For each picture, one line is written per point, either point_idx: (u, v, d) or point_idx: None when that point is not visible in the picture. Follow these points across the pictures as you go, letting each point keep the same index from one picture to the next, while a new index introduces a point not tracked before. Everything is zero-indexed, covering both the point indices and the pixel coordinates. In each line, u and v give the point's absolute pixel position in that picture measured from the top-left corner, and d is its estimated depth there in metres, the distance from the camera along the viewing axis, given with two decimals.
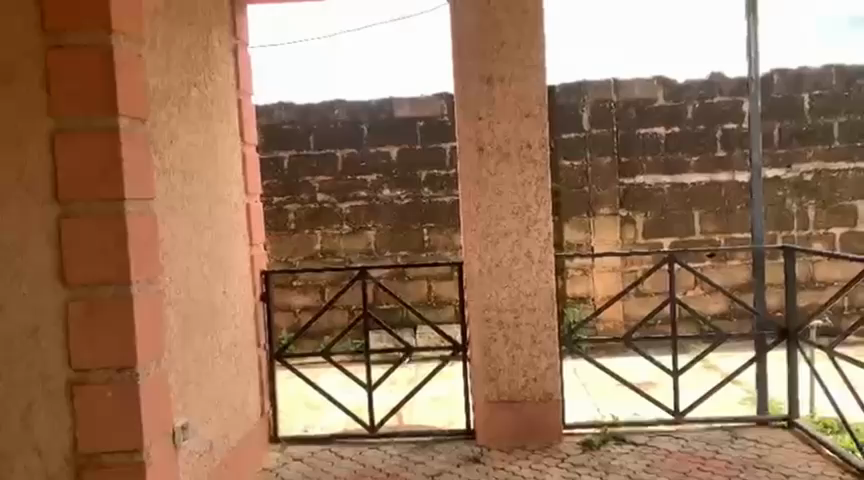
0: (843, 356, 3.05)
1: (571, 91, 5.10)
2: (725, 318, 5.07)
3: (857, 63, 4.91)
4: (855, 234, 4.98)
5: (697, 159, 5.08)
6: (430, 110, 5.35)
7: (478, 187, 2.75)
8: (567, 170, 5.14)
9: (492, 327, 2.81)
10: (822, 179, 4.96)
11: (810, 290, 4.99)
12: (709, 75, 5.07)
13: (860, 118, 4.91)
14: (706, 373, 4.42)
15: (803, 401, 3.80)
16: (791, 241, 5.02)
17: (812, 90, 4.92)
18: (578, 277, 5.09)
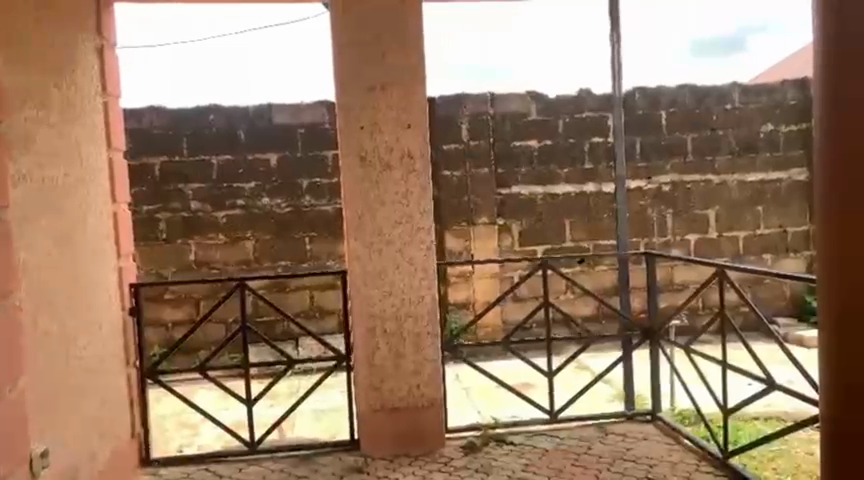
0: (697, 352, 3.32)
1: (449, 102, 5.23)
2: (595, 321, 5.36)
3: (707, 83, 5.36)
4: (707, 240, 5.43)
5: (567, 171, 5.37)
6: (310, 117, 5.27)
7: (361, 196, 2.75)
8: (447, 180, 5.25)
9: (376, 336, 2.81)
10: (678, 189, 5.38)
11: (669, 293, 5.40)
12: (578, 91, 5.33)
13: (709, 134, 5.37)
14: (579, 373, 4.65)
15: (665, 396, 4.09)
16: (651, 247, 5.41)
17: (668, 108, 5.32)
18: (459, 284, 5.21)
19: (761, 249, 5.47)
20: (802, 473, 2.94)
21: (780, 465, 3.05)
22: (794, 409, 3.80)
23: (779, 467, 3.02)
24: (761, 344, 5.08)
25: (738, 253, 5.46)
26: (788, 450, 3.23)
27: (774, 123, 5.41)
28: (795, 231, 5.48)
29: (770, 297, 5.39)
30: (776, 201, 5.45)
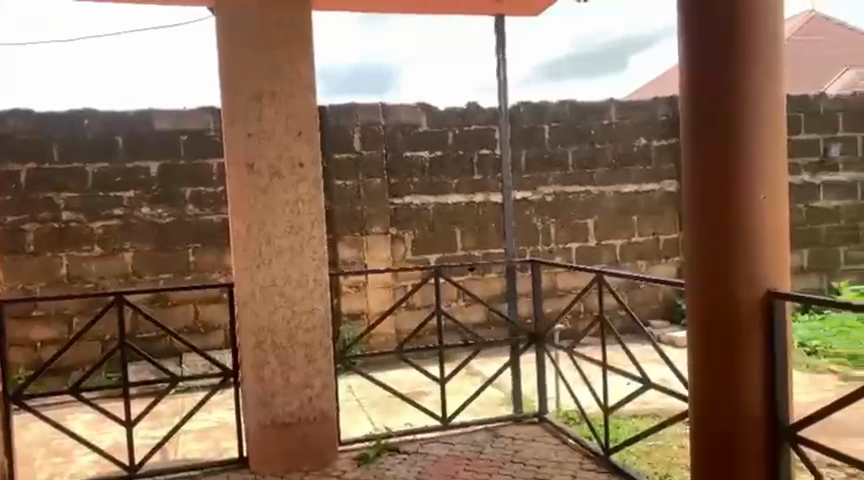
0: (580, 354, 3.48)
1: (340, 112, 5.21)
2: (485, 327, 5.50)
3: (586, 99, 5.65)
4: (588, 247, 5.72)
5: (457, 182, 5.47)
6: (194, 123, 5.08)
7: (250, 207, 2.68)
8: (339, 190, 5.22)
9: (265, 350, 2.75)
10: (561, 200, 5.64)
11: (553, 298, 5.63)
12: (466, 104, 5.47)
13: (589, 147, 5.66)
14: (470, 379, 4.75)
15: (551, 397, 4.26)
16: (537, 255, 5.62)
17: (551, 122, 5.57)
18: (351, 294, 5.18)
19: (636, 256, 5.82)
20: (675, 466, 3.16)
21: (655, 458, 3.26)
22: (667, 405, 4.06)
23: (656, 461, 3.22)
24: (637, 346, 5.40)
25: (616, 260, 5.78)
26: (663, 444, 3.45)
27: (646, 138, 5.78)
28: (666, 239, 5.87)
29: (645, 301, 5.75)
30: (649, 211, 5.82)
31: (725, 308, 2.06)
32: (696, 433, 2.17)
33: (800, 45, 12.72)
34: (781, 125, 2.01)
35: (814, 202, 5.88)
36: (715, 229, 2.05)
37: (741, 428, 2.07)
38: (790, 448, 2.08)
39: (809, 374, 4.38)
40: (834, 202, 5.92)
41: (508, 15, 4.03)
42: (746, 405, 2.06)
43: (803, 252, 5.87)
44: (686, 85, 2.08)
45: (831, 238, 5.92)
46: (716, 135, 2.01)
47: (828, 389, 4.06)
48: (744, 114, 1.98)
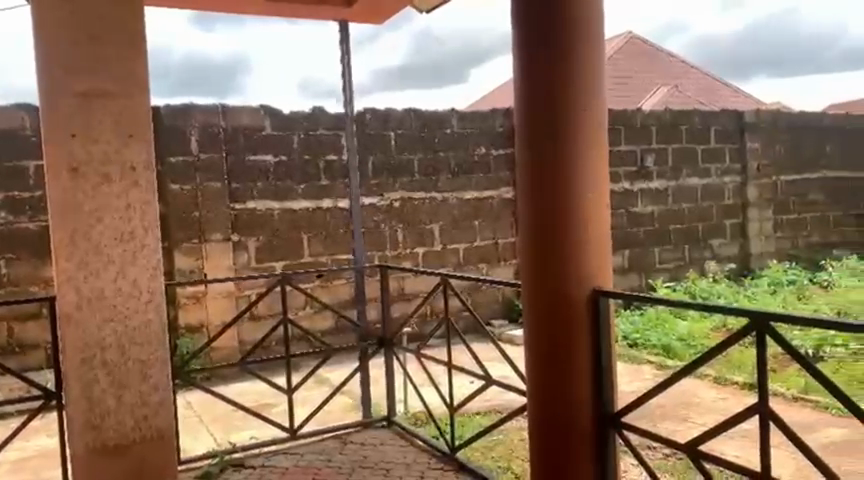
0: (426, 356, 3.55)
1: (176, 113, 4.95)
2: (333, 334, 5.46)
3: (429, 108, 5.80)
4: (434, 252, 5.87)
5: (303, 187, 5.39)
6: (6, 122, 4.59)
7: (72, 210, 2.31)
8: (176, 194, 4.96)
9: (93, 368, 2.39)
10: (407, 205, 5.74)
11: (401, 302, 5.71)
12: (311, 109, 5.41)
13: (433, 155, 5.81)
14: (317, 387, 4.70)
15: (398, 400, 4.31)
16: (385, 260, 5.68)
17: (396, 129, 5.65)
18: (191, 305, 4.93)
19: (478, 259, 6.06)
20: (515, 459, 3.32)
21: (498, 453, 3.40)
22: (507, 401, 4.27)
23: (498, 456, 3.37)
24: (480, 345, 5.62)
25: (460, 263, 5.98)
26: (505, 438, 3.62)
27: (486, 147, 6.03)
28: (506, 242, 6.17)
29: (487, 302, 6.00)
30: (489, 216, 6.08)
31: (557, 304, 2.22)
32: (534, 423, 2.32)
33: (619, 62, 13.95)
34: (602, 134, 2.18)
35: (632, 208, 6.45)
36: (547, 231, 2.20)
37: (570, 414, 2.23)
38: (614, 435, 2.25)
39: (630, 364, 4.81)
40: (650, 208, 6.53)
41: (350, 23, 4.02)
42: (577, 395, 2.23)
43: (624, 253, 6.42)
44: (520, 97, 2.22)
45: (647, 240, 6.53)
46: (545, 144, 2.16)
47: (647, 378, 4.47)
48: (569, 124, 2.13)
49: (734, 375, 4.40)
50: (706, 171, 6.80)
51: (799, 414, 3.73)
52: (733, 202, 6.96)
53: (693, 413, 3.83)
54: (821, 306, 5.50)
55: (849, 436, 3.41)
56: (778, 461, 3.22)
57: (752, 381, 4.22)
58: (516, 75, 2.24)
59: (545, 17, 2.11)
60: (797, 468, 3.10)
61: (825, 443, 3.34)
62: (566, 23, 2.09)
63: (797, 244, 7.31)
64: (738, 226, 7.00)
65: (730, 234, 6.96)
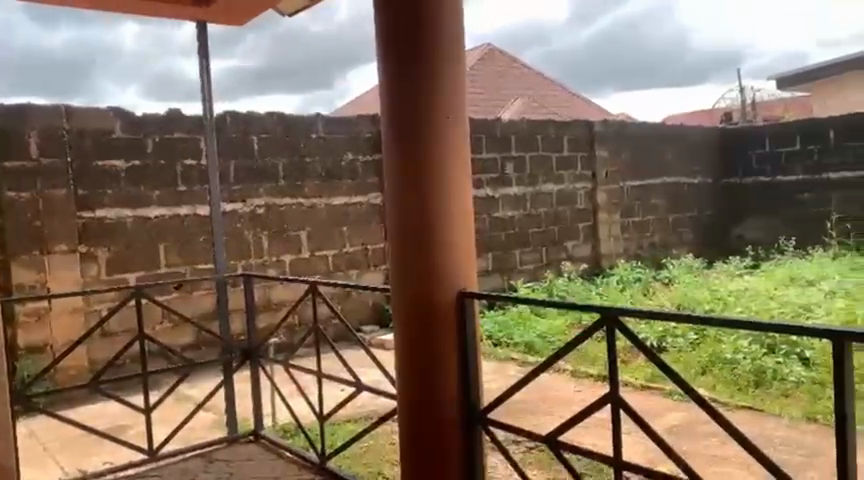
0: (294, 365, 3.48)
1: (12, 115, 4.52)
2: (194, 348, 5.22)
3: (293, 112, 5.69)
4: (301, 259, 5.76)
5: (159, 193, 5.10)
6: None
7: None
8: (13, 203, 4.53)
9: None
10: (271, 212, 5.60)
11: (267, 312, 5.56)
12: (166, 111, 5.14)
13: (298, 160, 5.71)
14: (179, 405, 4.47)
15: (265, 412, 4.18)
16: (249, 268, 5.51)
17: (260, 134, 5.50)
18: (32, 324, 4.52)
19: (347, 265, 6.03)
20: (386, 463, 3.34)
21: (370, 459, 3.40)
22: (378, 406, 4.27)
23: (369, 461, 3.36)
24: (350, 352, 5.60)
25: (328, 270, 5.92)
26: (375, 444, 3.62)
27: (353, 153, 6.02)
28: (374, 248, 6.19)
29: (356, 308, 5.98)
30: (357, 222, 6.07)
31: (426, 306, 2.26)
32: (405, 424, 2.35)
33: (479, 73, 14.47)
34: (466, 141, 2.25)
35: (494, 213, 6.69)
36: (415, 235, 2.24)
37: (438, 412, 2.29)
38: (481, 432, 2.32)
39: (496, 363, 4.99)
40: (511, 212, 6.81)
41: (209, 23, 3.85)
42: (444, 396, 2.28)
43: (488, 255, 6.65)
44: (386, 104, 2.26)
45: (508, 243, 6.80)
46: (412, 150, 2.20)
47: (510, 375, 4.66)
48: (435, 130, 2.18)
49: (589, 368, 4.69)
50: (560, 177, 7.20)
51: (647, 402, 4.04)
52: (585, 206, 7.43)
53: (554, 406, 4.04)
54: (663, 301, 6.00)
55: (689, 418, 3.73)
56: (629, 446, 3.47)
57: (605, 373, 4.51)
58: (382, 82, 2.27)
59: (410, 27, 2.15)
60: (644, 452, 3.35)
61: (669, 427, 3.64)
62: (429, 33, 2.14)
63: (642, 245, 7.92)
64: (590, 228, 7.48)
65: (583, 236, 7.42)
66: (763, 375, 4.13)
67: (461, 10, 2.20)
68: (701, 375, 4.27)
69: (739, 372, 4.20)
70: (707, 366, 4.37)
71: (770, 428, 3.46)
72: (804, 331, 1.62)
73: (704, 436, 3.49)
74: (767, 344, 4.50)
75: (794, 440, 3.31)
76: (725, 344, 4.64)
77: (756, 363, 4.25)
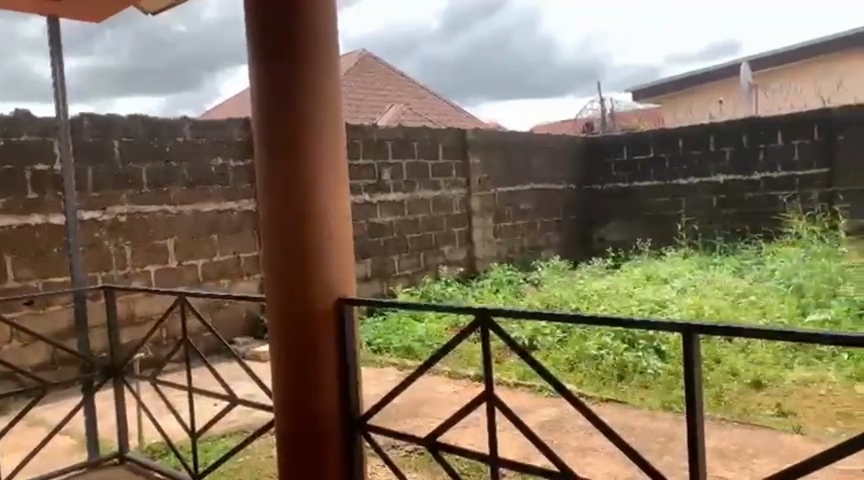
0: (162, 382, 3.29)
1: None
2: (49, 368, 4.82)
3: (157, 115, 5.43)
4: (168, 269, 5.49)
5: (5, 201, 4.67)
6: None
7: None
8: None
9: None
10: (135, 220, 5.28)
11: (132, 327, 5.24)
12: (13, 112, 4.73)
13: (164, 165, 5.44)
14: (30, 431, 4.10)
15: (131, 433, 3.94)
16: (110, 280, 5.17)
17: (121, 137, 5.19)
18: None
19: (218, 274, 5.81)
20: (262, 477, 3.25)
21: (246, 474, 3.30)
22: (254, 419, 4.15)
23: (245, 477, 3.26)
24: (223, 365, 5.40)
25: (198, 280, 5.68)
26: (251, 458, 3.51)
27: (223, 158, 5.81)
28: (247, 256, 6.01)
29: (229, 319, 5.77)
30: (228, 229, 5.86)
31: (302, 309, 2.23)
32: (282, 429, 2.31)
33: (353, 79, 14.47)
34: (343, 142, 2.25)
35: (372, 219, 6.70)
36: (289, 236, 2.20)
37: (318, 418, 2.26)
38: (361, 438, 2.31)
39: (375, 369, 5.00)
40: (388, 218, 6.84)
41: (60, 18, 3.59)
42: (324, 402, 2.26)
43: (366, 261, 6.63)
44: (261, 108, 2.21)
45: (386, 249, 6.82)
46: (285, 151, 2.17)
47: (390, 380, 4.67)
48: (309, 131, 2.16)
49: (466, 369, 4.81)
50: (436, 183, 7.33)
51: (520, 399, 4.19)
52: (459, 212, 7.61)
53: (432, 409, 4.09)
54: (533, 302, 6.25)
55: (560, 413, 3.92)
56: (504, 443, 3.59)
57: (481, 373, 4.64)
58: (253, 82, 2.22)
59: (282, 29, 2.13)
60: (518, 448, 3.48)
61: (540, 422, 3.80)
62: (303, 39, 2.13)
63: (514, 248, 8.25)
64: (465, 233, 7.68)
65: (458, 240, 7.60)
66: (625, 368, 4.42)
67: (336, 18, 2.20)
68: (570, 371, 4.50)
69: (604, 367, 4.47)
70: (575, 362, 4.61)
71: (631, 418, 3.71)
72: (658, 325, 1.77)
73: (573, 429, 3.68)
74: (627, 339, 4.80)
75: (652, 428, 3.57)
76: (591, 340, 4.90)
77: (618, 357, 4.53)
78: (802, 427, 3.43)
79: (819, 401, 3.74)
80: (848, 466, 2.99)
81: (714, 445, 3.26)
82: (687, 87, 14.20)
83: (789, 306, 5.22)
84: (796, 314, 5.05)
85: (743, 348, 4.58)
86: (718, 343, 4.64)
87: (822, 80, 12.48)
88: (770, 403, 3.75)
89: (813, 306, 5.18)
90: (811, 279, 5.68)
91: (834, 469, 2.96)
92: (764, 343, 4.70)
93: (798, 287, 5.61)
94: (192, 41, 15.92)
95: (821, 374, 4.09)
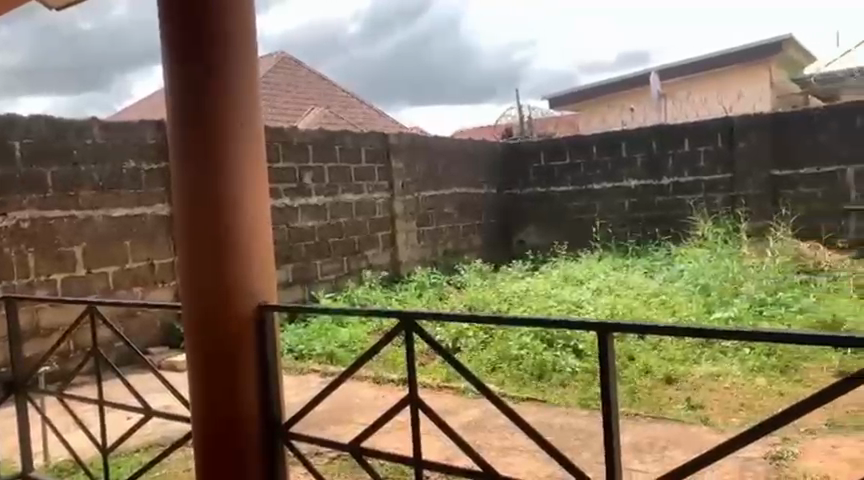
0: (69, 395, 3.12)
1: None
2: None
3: (62, 116, 5.18)
4: (76, 277, 5.22)
5: None
6: None
7: None
8: None
9: None
10: (39, 226, 5.00)
11: (36, 339, 4.95)
12: None
13: (70, 168, 5.18)
14: None
15: (36, 451, 3.73)
16: (11, 290, 4.86)
17: (23, 138, 4.92)
18: None
19: (130, 282, 5.58)
20: None
21: None
22: (170, 431, 4.01)
23: None
24: (136, 376, 5.19)
25: (108, 288, 5.43)
26: (167, 472, 3.39)
27: (136, 161, 5.60)
28: (162, 263, 5.80)
29: (143, 328, 5.55)
30: (141, 235, 5.65)
31: (220, 307, 2.17)
32: (201, 432, 2.25)
33: (272, 81, 14.24)
34: (262, 136, 2.21)
35: (293, 223, 6.59)
36: (206, 232, 2.15)
37: (238, 427, 2.21)
38: (283, 447, 2.27)
39: (297, 375, 4.92)
40: (309, 222, 6.75)
41: None
42: (244, 410, 2.21)
43: (287, 267, 6.51)
44: (176, 109, 2.15)
45: (308, 254, 6.73)
46: (200, 143, 2.11)
47: (312, 387, 4.62)
48: (225, 124, 2.11)
49: (390, 373, 4.81)
50: (358, 187, 7.29)
51: (444, 401, 4.22)
52: (382, 216, 7.60)
53: (356, 414, 4.06)
54: (456, 304, 6.32)
55: (482, 414, 3.97)
56: (428, 445, 3.60)
57: (405, 377, 4.66)
58: (166, 74, 2.16)
59: (197, 29, 2.08)
60: (442, 450, 3.51)
61: (464, 423, 3.84)
62: (220, 40, 2.08)
63: (436, 251, 8.32)
64: (388, 237, 7.67)
65: (381, 244, 7.58)
66: (544, 367, 4.52)
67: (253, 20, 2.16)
68: (492, 371, 4.57)
69: (525, 366, 4.57)
70: (497, 362, 4.69)
71: (550, 416, 3.80)
72: (575, 325, 1.84)
73: (495, 429, 3.73)
74: (546, 339, 4.92)
75: (571, 425, 3.67)
76: (512, 341, 5.00)
77: (538, 357, 4.63)
78: (709, 418, 3.61)
79: (724, 394, 3.95)
80: (751, 454, 3.17)
81: (629, 439, 3.38)
82: (600, 95, 14.70)
83: (696, 304, 5.49)
84: (703, 312, 5.32)
85: (654, 345, 4.78)
86: (631, 341, 4.82)
87: (724, 90, 13.20)
88: (680, 398, 3.93)
89: (717, 304, 5.48)
90: (716, 279, 6.00)
91: (738, 457, 3.14)
92: (674, 341, 4.93)
93: (704, 286, 5.91)
94: (96, 40, 15.20)
95: (726, 368, 4.32)
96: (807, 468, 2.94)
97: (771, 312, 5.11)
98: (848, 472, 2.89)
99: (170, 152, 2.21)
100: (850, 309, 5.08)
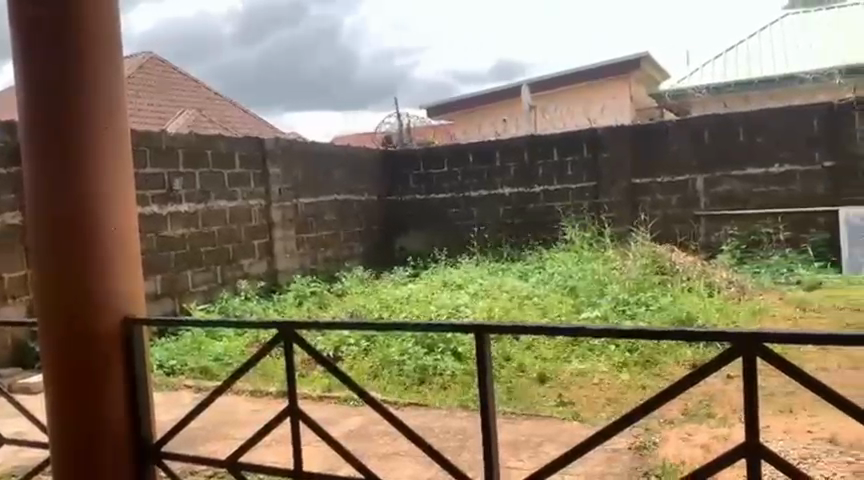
0: None
1: None
2: None
3: None
4: None
5: None
6: None
7: None
8: None
9: None
10: None
11: None
12: None
13: None
14: None
15: None
16: None
17: None
18: None
19: None
20: None
21: None
22: (25, 461, 3.67)
23: None
24: None
25: None
26: None
27: None
28: (12, 276, 5.32)
29: None
30: None
31: (86, 301, 2.24)
32: (64, 440, 2.31)
33: (138, 84, 13.50)
34: (126, 134, 2.30)
35: (164, 232, 6.26)
36: (66, 231, 2.21)
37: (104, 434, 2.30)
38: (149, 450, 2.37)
39: (168, 392, 4.68)
40: (180, 231, 6.42)
41: None
42: (109, 416, 2.30)
43: (156, 278, 6.17)
44: (38, 127, 2.20)
45: (179, 264, 6.40)
46: (60, 143, 2.18)
47: (184, 403, 4.40)
48: (89, 119, 2.19)
49: (268, 386, 4.68)
50: (233, 194, 7.05)
51: (325, 411, 4.17)
52: (258, 223, 7.40)
53: (234, 429, 3.92)
54: (337, 312, 6.26)
55: (364, 422, 3.95)
56: (309, 456, 3.53)
57: (284, 388, 4.56)
58: (20, 70, 2.22)
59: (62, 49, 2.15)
60: (324, 459, 3.46)
61: (345, 432, 3.80)
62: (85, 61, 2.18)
63: (316, 259, 8.22)
64: (265, 245, 7.48)
65: (258, 253, 7.38)
66: (425, 372, 4.59)
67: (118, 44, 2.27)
68: (373, 378, 4.57)
69: (406, 372, 4.61)
70: (378, 370, 4.70)
71: (431, 420, 3.85)
72: (453, 328, 1.91)
73: (377, 436, 3.73)
74: (427, 344, 4.99)
75: (451, 428, 3.73)
76: (393, 346, 5.02)
77: (419, 362, 4.69)
78: (579, 413, 3.81)
79: (592, 389, 4.18)
80: (617, 445, 3.38)
81: (507, 438, 3.50)
82: (476, 105, 15.14)
83: (567, 305, 5.79)
84: (573, 312, 5.62)
85: (529, 345, 4.98)
86: (507, 342, 4.99)
87: (589, 103, 13.98)
88: (553, 395, 4.12)
89: (585, 304, 5.80)
90: (584, 281, 6.35)
91: (605, 449, 3.33)
92: (547, 341, 5.15)
93: (573, 287, 6.23)
94: None
95: (594, 365, 4.58)
96: (667, 455, 3.17)
97: (633, 311, 5.47)
98: (702, 456, 3.15)
99: (24, 147, 2.25)
100: (701, 306, 5.54)
